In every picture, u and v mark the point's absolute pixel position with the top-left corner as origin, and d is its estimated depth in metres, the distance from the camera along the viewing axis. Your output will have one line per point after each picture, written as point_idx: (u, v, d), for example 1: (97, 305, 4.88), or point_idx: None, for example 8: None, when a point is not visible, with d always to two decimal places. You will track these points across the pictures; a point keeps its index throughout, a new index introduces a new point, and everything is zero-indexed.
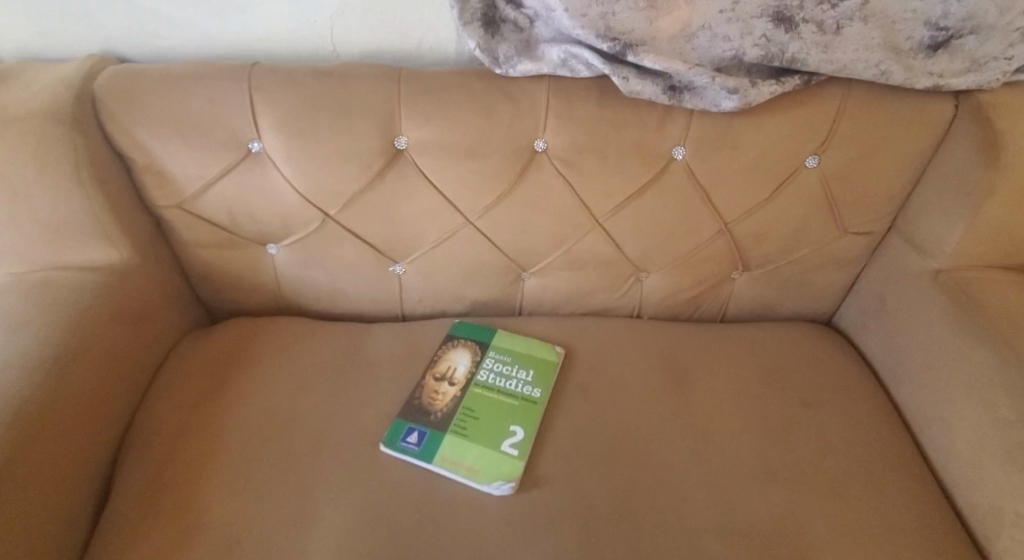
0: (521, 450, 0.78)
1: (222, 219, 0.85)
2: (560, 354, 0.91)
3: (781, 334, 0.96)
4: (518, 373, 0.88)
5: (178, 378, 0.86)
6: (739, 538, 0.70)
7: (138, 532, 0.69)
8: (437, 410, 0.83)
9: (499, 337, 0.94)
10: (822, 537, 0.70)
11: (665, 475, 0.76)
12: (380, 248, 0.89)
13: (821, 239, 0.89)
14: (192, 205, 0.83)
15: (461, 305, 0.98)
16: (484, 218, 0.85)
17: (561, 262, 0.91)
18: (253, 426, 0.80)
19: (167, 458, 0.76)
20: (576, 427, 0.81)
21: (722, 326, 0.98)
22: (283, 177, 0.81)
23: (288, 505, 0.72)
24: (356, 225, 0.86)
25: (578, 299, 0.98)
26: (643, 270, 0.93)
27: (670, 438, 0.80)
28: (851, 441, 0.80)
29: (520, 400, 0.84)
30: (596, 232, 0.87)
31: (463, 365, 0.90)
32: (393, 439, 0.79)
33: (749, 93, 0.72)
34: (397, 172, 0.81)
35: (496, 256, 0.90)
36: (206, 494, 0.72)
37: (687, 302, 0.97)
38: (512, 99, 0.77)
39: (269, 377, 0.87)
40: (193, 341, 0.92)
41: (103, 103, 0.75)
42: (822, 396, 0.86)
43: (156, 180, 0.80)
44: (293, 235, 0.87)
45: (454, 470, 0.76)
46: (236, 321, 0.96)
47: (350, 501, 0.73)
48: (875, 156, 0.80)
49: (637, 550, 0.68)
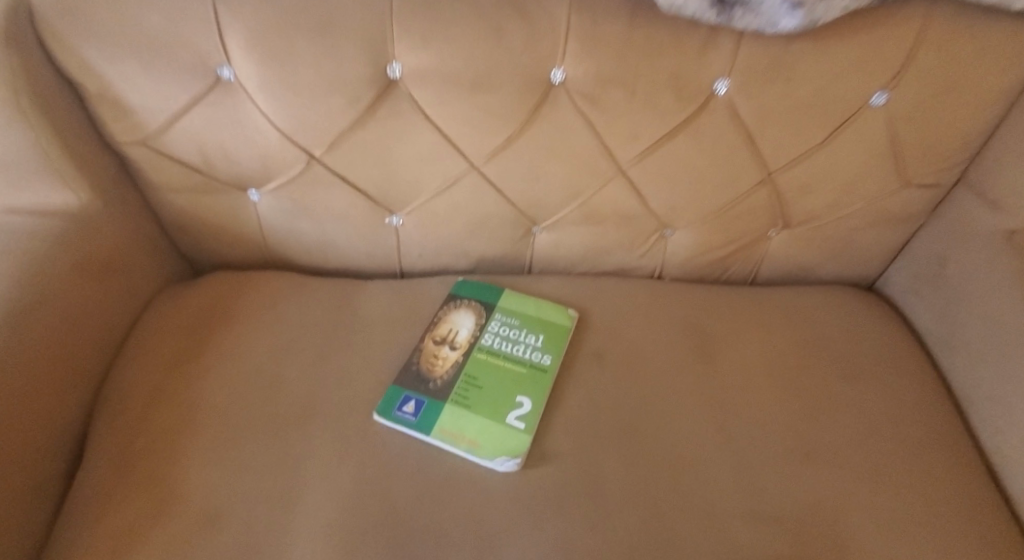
0: (528, 423, 0.71)
1: (193, 159, 0.75)
2: (573, 318, 0.82)
3: (821, 299, 0.86)
4: (525, 338, 0.80)
5: (154, 337, 0.79)
6: (768, 524, 0.63)
7: (110, 508, 0.65)
8: (436, 377, 0.76)
9: (507, 297, 0.85)
10: (859, 526, 0.63)
11: (688, 453, 0.69)
12: (374, 196, 0.79)
13: (876, 192, 0.78)
14: (157, 141, 0.73)
15: (464, 261, 0.89)
16: (490, 163, 0.75)
17: (577, 215, 0.81)
18: (233, 392, 0.74)
19: (140, 425, 0.71)
20: (589, 399, 0.73)
21: (754, 290, 0.88)
22: (260, 111, 0.70)
23: (274, 480, 0.67)
24: (347, 168, 0.76)
25: (594, 258, 0.88)
26: (669, 227, 0.82)
27: (694, 413, 0.73)
28: (894, 420, 0.72)
29: (528, 368, 0.77)
30: (618, 181, 0.76)
31: (466, 329, 0.81)
32: (387, 408, 0.72)
33: (816, 8, 0.59)
34: (390, 107, 0.70)
35: (502, 207, 0.80)
36: (184, 465, 0.68)
37: (716, 262, 0.87)
38: (527, 19, 0.64)
39: (252, 339, 0.79)
40: (171, 297, 0.85)
41: (45, 17, 0.62)
42: (863, 369, 0.77)
43: (113, 111, 0.69)
44: (275, 179, 0.77)
45: (454, 443, 0.69)
46: (218, 276, 0.88)
47: (341, 476, 0.67)
48: (952, 96, 0.68)
49: (654, 535, 0.62)
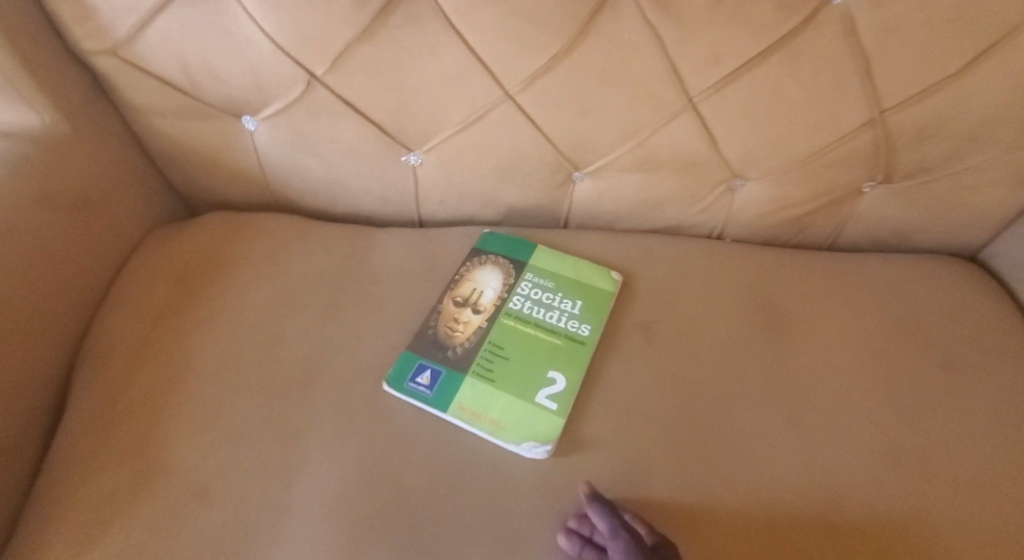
0: (561, 404, 0.61)
1: (175, 75, 0.63)
2: (617, 282, 0.70)
3: (915, 270, 0.72)
4: (561, 304, 0.69)
5: (140, 282, 0.69)
6: (847, 539, 0.53)
7: (87, 475, 0.57)
8: (456, 345, 0.66)
9: (541, 255, 0.73)
10: (959, 547, 0.53)
11: (751, 448, 0.58)
12: (388, 128, 0.67)
13: (1007, 140, 0.62)
14: (129, 50, 0.61)
15: (492, 211, 0.77)
16: (529, 90, 0.62)
17: (628, 159, 0.68)
18: (226, 349, 0.65)
19: (124, 381, 0.62)
20: (634, 378, 0.63)
21: (833, 257, 0.74)
22: (247, 15, 0.58)
23: (269, 452, 0.58)
24: (356, 92, 0.63)
25: (643, 213, 0.75)
26: (739, 177, 0.69)
27: (759, 400, 0.61)
28: (1004, 421, 0.60)
29: (563, 340, 0.66)
30: (685, 117, 0.63)
31: (492, 290, 0.70)
32: (398, 378, 0.63)
33: None
34: (408, 12, 0.57)
35: (540, 146, 0.67)
36: (171, 429, 0.59)
37: (790, 222, 0.73)
38: None
39: (249, 291, 0.70)
40: (162, 238, 0.75)
41: None
42: (967, 358, 0.64)
43: (74, 11, 0.58)
44: (273, 103, 0.66)
45: (474, 424, 0.59)
46: (214, 216, 0.78)
47: (345, 453, 0.58)
48: None
49: (709, 544, 0.52)
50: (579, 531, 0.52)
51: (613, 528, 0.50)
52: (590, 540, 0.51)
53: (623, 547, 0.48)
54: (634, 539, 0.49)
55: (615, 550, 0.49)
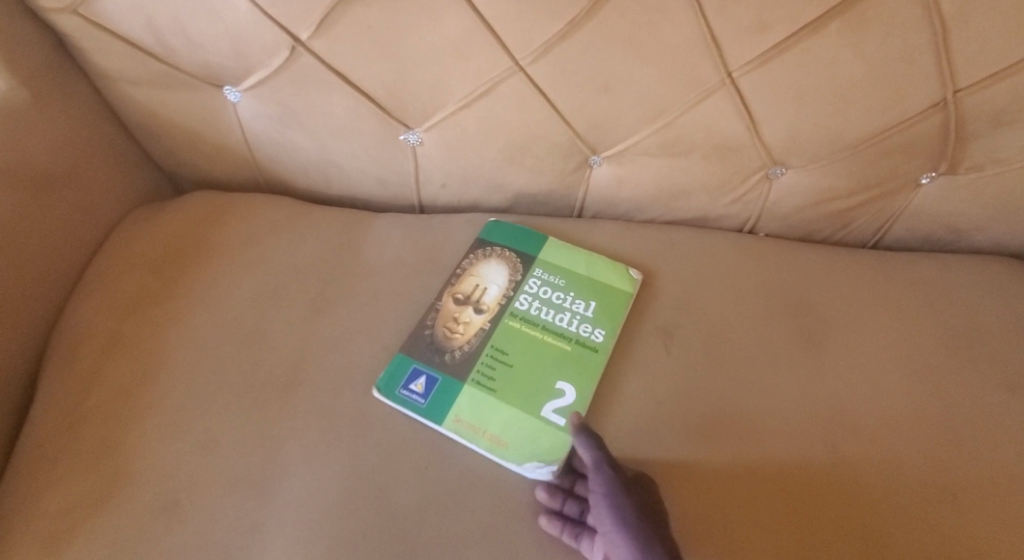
0: (569, 420, 0.54)
1: (147, 37, 0.57)
2: (636, 280, 0.63)
3: (975, 274, 0.64)
4: (571, 305, 0.62)
5: (115, 267, 0.64)
6: None
7: (47, 481, 0.51)
8: (455, 348, 0.59)
9: (551, 248, 0.66)
10: None
11: (786, 474, 0.51)
12: (384, 102, 0.60)
13: None
14: (93, 8, 0.55)
15: (499, 197, 0.69)
16: (542, 59, 0.54)
17: (653, 142, 0.60)
18: (204, 344, 0.59)
19: (92, 377, 0.57)
20: (653, 391, 0.56)
21: (879, 257, 0.66)
22: None
23: (246, 462, 0.53)
24: (348, 61, 0.56)
25: (667, 203, 0.67)
26: (779, 165, 0.61)
27: (795, 419, 0.54)
28: None
29: (573, 346, 0.59)
30: (720, 94, 0.55)
31: (496, 287, 0.64)
32: (389, 384, 0.57)
33: None
34: None
35: (554, 125, 0.60)
36: (140, 432, 0.54)
37: (832, 217, 0.65)
38: None
39: (231, 280, 0.64)
40: (141, 219, 0.69)
41: None
42: None
43: None
44: (256, 72, 0.59)
45: (471, 438, 0.54)
46: (198, 197, 0.71)
47: (329, 465, 0.52)
48: None
49: None
50: (559, 485, 0.52)
51: (597, 462, 0.49)
52: (570, 492, 0.52)
53: (605, 480, 0.48)
54: (616, 472, 0.49)
55: (596, 483, 0.48)
